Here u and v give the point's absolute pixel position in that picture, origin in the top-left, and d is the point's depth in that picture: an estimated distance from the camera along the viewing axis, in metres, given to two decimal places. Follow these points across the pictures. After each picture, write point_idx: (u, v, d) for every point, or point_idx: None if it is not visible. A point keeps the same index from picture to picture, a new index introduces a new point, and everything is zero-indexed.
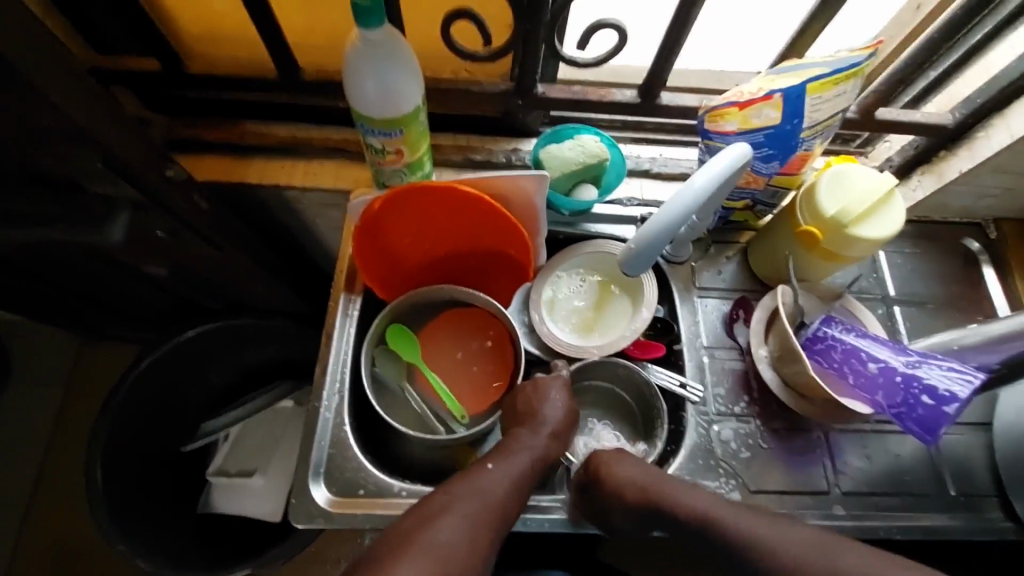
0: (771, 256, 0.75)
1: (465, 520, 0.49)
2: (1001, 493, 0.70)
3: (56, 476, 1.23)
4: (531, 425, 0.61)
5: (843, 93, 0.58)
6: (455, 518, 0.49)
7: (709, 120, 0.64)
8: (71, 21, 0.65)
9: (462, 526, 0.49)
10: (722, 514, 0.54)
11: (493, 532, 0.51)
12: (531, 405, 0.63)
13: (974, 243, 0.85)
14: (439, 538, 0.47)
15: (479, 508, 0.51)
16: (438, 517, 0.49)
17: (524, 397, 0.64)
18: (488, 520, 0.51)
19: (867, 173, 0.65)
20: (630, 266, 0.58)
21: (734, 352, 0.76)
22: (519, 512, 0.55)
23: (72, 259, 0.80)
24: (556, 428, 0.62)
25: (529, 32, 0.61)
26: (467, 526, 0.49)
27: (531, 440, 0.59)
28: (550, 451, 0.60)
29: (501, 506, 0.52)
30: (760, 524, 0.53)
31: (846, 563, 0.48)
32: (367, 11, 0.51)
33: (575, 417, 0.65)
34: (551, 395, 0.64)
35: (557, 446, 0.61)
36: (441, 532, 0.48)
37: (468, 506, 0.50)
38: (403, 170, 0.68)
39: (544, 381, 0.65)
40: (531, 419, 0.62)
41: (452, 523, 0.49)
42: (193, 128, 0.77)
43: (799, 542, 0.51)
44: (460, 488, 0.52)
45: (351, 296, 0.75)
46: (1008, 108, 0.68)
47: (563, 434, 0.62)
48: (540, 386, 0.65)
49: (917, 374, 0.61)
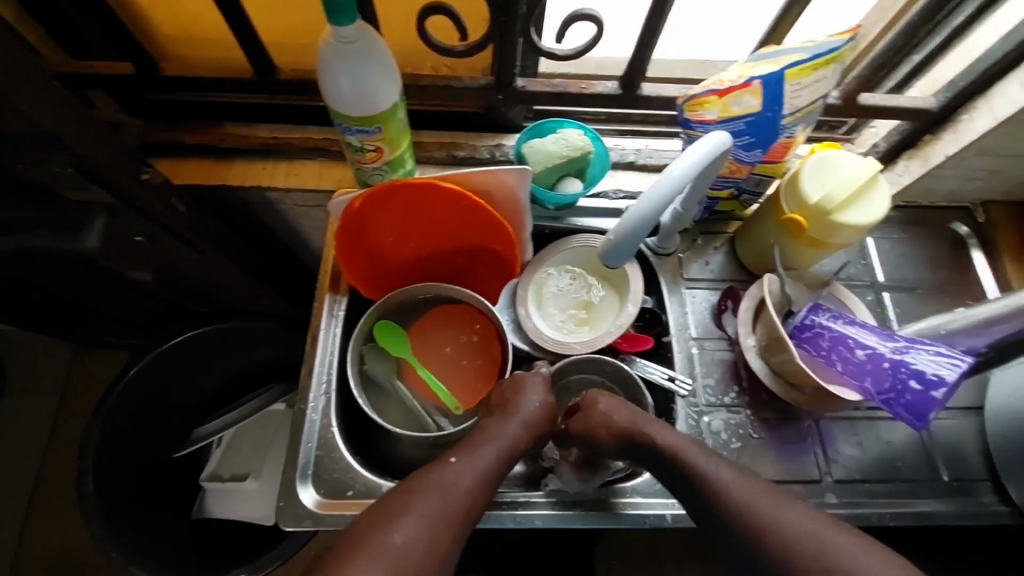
0: (757, 245, 0.74)
1: (423, 519, 0.49)
2: (994, 477, 0.70)
3: (52, 485, 1.23)
4: (503, 415, 0.60)
5: (822, 78, 0.58)
6: (413, 519, 0.48)
7: (688, 109, 0.63)
8: (45, 27, 0.65)
9: (419, 526, 0.48)
10: (689, 456, 0.55)
11: (455, 529, 0.50)
12: (508, 397, 0.63)
13: (963, 227, 0.84)
14: (393, 541, 0.47)
15: (440, 507, 0.50)
16: (396, 518, 0.49)
17: (502, 390, 0.64)
18: (450, 518, 0.50)
19: (851, 157, 0.65)
20: (612, 258, 0.57)
21: (723, 342, 0.75)
22: (488, 505, 0.54)
23: (56, 267, 0.79)
24: (531, 418, 0.60)
25: (505, 25, 0.60)
26: (426, 527, 0.48)
27: (500, 430, 0.58)
28: (520, 442, 0.59)
29: (465, 503, 0.51)
30: (729, 474, 0.54)
31: (784, 516, 0.50)
32: (339, 8, 0.51)
33: (553, 408, 0.64)
34: (528, 388, 0.63)
35: (529, 437, 0.59)
36: (397, 534, 0.47)
37: (430, 505, 0.50)
38: (384, 168, 0.67)
39: (523, 377, 0.65)
40: (505, 410, 0.61)
41: (410, 524, 0.48)
42: (173, 131, 0.76)
43: (756, 495, 0.52)
44: (420, 486, 0.51)
45: (336, 296, 0.75)
46: (991, 90, 0.68)
47: (540, 425, 0.61)
48: (519, 380, 0.64)
49: (906, 359, 0.60)
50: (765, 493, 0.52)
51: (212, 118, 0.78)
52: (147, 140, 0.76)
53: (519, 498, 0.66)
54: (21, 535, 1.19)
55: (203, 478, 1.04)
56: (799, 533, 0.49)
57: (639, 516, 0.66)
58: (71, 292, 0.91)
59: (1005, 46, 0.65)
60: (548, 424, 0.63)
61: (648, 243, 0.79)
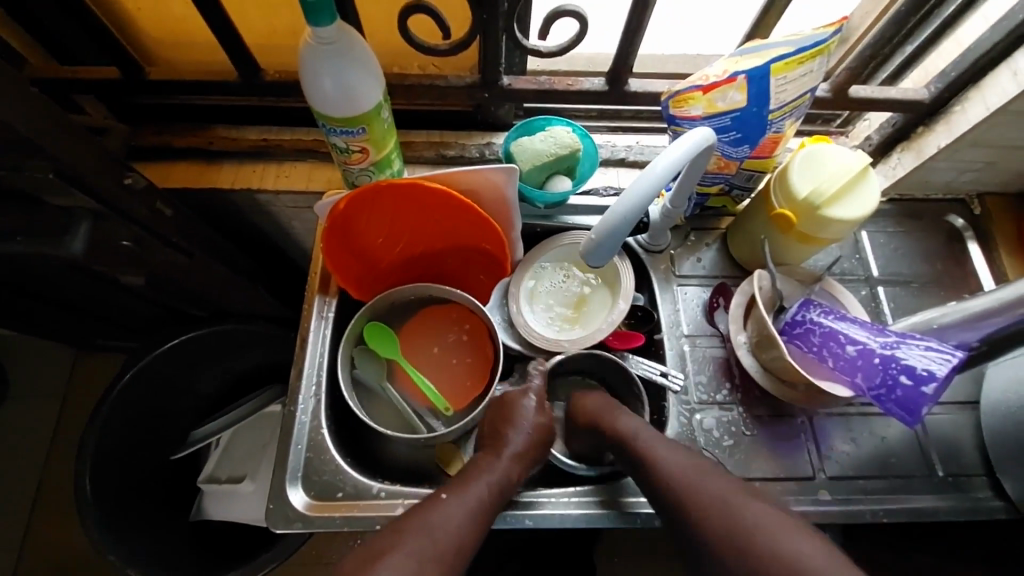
0: (748, 241, 0.73)
1: (415, 557, 0.48)
2: (989, 472, 0.69)
3: (54, 488, 1.24)
4: (494, 451, 0.61)
5: (809, 71, 0.57)
6: (403, 557, 0.48)
7: (674, 105, 0.63)
8: (31, 32, 0.65)
9: (409, 563, 0.48)
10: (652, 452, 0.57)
11: (450, 569, 0.50)
12: (501, 427, 0.64)
13: (958, 220, 0.83)
14: None
15: (430, 546, 0.50)
16: (384, 557, 0.48)
17: (492, 422, 0.65)
18: (442, 557, 0.49)
19: (839, 152, 0.64)
20: (595, 256, 0.57)
21: (716, 339, 0.75)
22: (482, 544, 0.54)
23: (49, 271, 0.80)
24: (523, 449, 0.62)
25: (488, 23, 0.60)
26: (417, 566, 0.48)
27: (490, 467, 0.59)
28: (512, 474, 0.60)
29: (457, 541, 0.51)
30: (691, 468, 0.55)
31: (736, 507, 0.50)
32: (316, 8, 0.50)
33: (546, 434, 0.65)
34: (520, 417, 0.64)
35: (521, 469, 0.61)
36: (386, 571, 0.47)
37: (422, 544, 0.50)
38: (370, 169, 0.67)
39: (513, 399, 0.66)
40: (495, 445, 0.62)
41: (399, 563, 0.47)
42: (162, 135, 0.76)
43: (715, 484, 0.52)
44: (410, 525, 0.51)
45: (325, 298, 0.75)
46: (984, 80, 0.67)
47: (532, 456, 0.63)
48: (511, 405, 0.66)
49: (896, 355, 0.59)
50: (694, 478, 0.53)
51: (201, 121, 0.78)
52: (136, 144, 0.76)
53: (518, 497, 0.65)
54: (24, 538, 1.20)
55: (201, 480, 1.04)
56: (728, 512, 0.49)
57: (629, 515, 0.65)
58: (67, 296, 0.92)
59: (996, 35, 0.64)
60: (540, 454, 0.64)
61: (638, 240, 0.78)
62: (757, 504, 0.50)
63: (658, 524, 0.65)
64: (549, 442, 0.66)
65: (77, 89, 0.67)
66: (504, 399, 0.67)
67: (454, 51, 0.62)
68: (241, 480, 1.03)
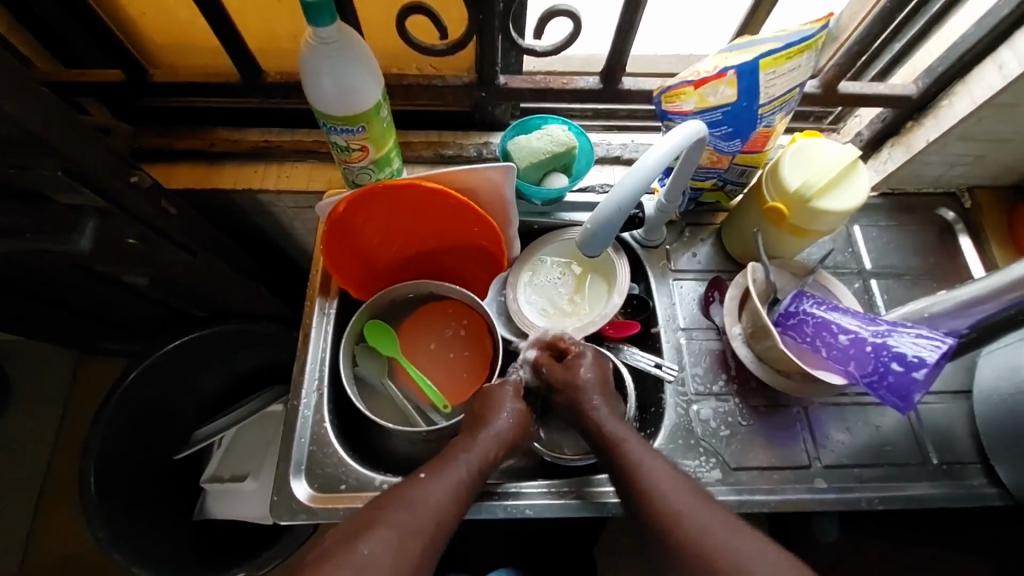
0: (742, 235, 0.75)
1: (395, 531, 0.51)
2: (983, 459, 0.70)
3: (56, 493, 1.24)
4: (474, 432, 0.62)
5: (798, 66, 0.58)
6: (383, 533, 0.50)
7: (666, 101, 0.65)
8: (37, 37, 0.67)
9: (389, 538, 0.50)
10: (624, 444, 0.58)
11: (428, 541, 0.52)
12: (484, 412, 0.64)
13: (949, 213, 0.85)
14: (362, 552, 0.49)
15: (411, 520, 0.52)
16: (365, 531, 0.50)
17: (475, 406, 0.66)
18: (419, 532, 0.52)
19: (829, 146, 0.66)
20: (590, 247, 0.58)
21: (712, 332, 0.76)
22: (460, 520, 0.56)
23: (53, 272, 0.81)
24: (504, 431, 0.63)
25: (484, 22, 0.61)
26: (396, 539, 0.50)
27: (469, 447, 0.60)
28: (490, 455, 0.61)
29: (435, 518, 0.53)
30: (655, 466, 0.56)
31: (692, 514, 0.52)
32: (316, 9, 0.52)
33: (526, 417, 0.66)
34: (499, 400, 0.65)
35: (498, 450, 0.61)
36: (365, 545, 0.49)
37: (403, 519, 0.52)
38: (370, 168, 0.68)
39: (495, 391, 0.66)
40: (475, 426, 0.63)
41: (380, 536, 0.50)
42: (164, 137, 0.78)
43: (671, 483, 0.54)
44: (391, 499, 0.53)
45: (327, 297, 0.76)
46: (970, 75, 0.68)
47: (511, 441, 0.63)
48: (491, 394, 0.66)
49: (887, 342, 0.61)
50: (654, 474, 0.55)
51: (203, 123, 0.79)
52: (140, 146, 0.78)
53: (501, 488, 0.67)
54: (26, 542, 1.20)
55: (204, 479, 1.04)
56: (678, 514, 0.52)
57: (599, 505, 0.66)
58: (70, 299, 0.93)
59: (981, 31, 0.65)
60: (521, 436, 0.65)
61: (634, 235, 0.80)
62: (705, 512, 0.52)
63: (615, 513, 0.66)
64: (527, 426, 0.66)
65: (83, 92, 0.69)
66: (485, 390, 0.67)
67: (450, 52, 0.64)
68: (245, 478, 1.04)
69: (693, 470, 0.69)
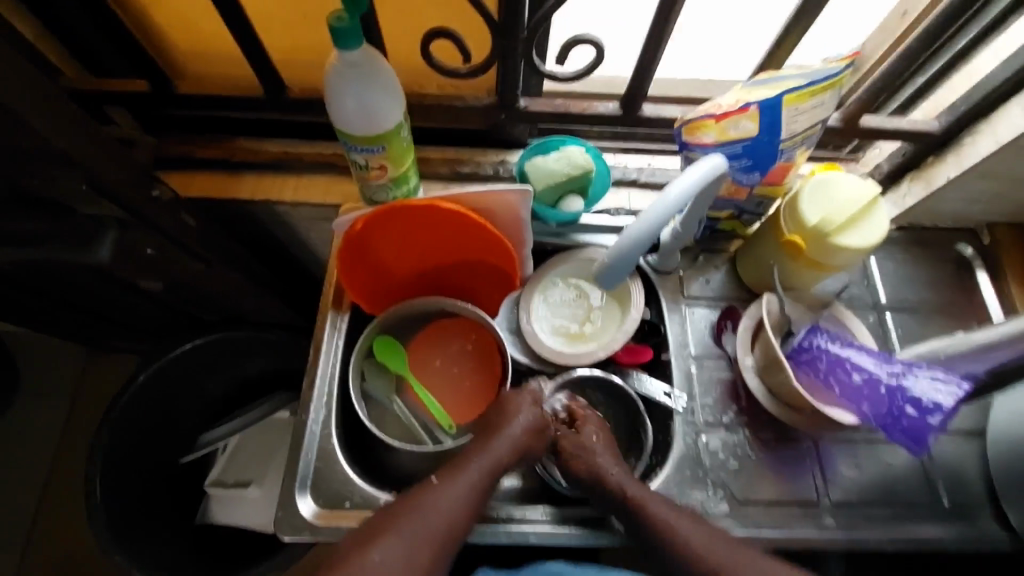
0: (758, 266, 0.74)
1: (406, 540, 0.52)
2: (995, 503, 0.70)
3: (60, 488, 1.25)
4: (488, 435, 0.63)
5: (821, 104, 0.58)
6: (394, 541, 0.52)
7: (687, 132, 0.64)
8: (66, 47, 0.68)
9: (400, 547, 0.52)
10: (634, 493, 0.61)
11: (438, 549, 0.54)
12: (499, 418, 0.64)
13: (968, 248, 0.84)
14: (372, 559, 0.51)
15: (421, 531, 0.53)
16: (377, 538, 0.52)
17: (490, 412, 0.66)
18: (431, 539, 0.53)
19: (851, 180, 0.65)
20: (606, 279, 0.58)
21: (722, 361, 0.75)
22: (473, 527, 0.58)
23: (68, 276, 0.82)
24: (527, 437, 0.64)
25: (508, 48, 0.62)
26: (407, 546, 0.52)
27: (482, 451, 0.61)
28: (504, 458, 0.61)
29: (445, 525, 0.55)
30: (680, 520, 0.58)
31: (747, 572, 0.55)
32: (345, 33, 0.52)
33: (544, 423, 0.65)
34: (518, 407, 0.65)
35: (514, 454, 0.62)
36: (377, 553, 0.51)
37: (415, 529, 0.53)
38: (388, 186, 0.69)
39: (514, 400, 0.66)
40: (489, 429, 0.63)
41: (389, 544, 0.52)
42: (184, 146, 0.79)
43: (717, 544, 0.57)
44: (403, 508, 0.55)
45: (339, 312, 0.76)
46: (994, 114, 0.68)
47: (528, 447, 0.64)
48: (508, 399, 0.66)
49: (903, 385, 0.60)
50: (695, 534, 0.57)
51: (223, 133, 0.80)
52: (161, 154, 0.78)
53: (516, 513, 0.66)
54: (30, 535, 1.21)
55: (207, 484, 1.05)
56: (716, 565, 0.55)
57: None
58: (85, 300, 0.94)
59: (1008, 70, 0.65)
60: (540, 442, 0.65)
61: (648, 260, 0.79)
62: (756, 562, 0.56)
63: None
64: (545, 431, 0.66)
65: (108, 102, 0.70)
66: (502, 395, 0.67)
67: (474, 75, 0.64)
68: (247, 485, 1.04)
69: (700, 501, 0.68)
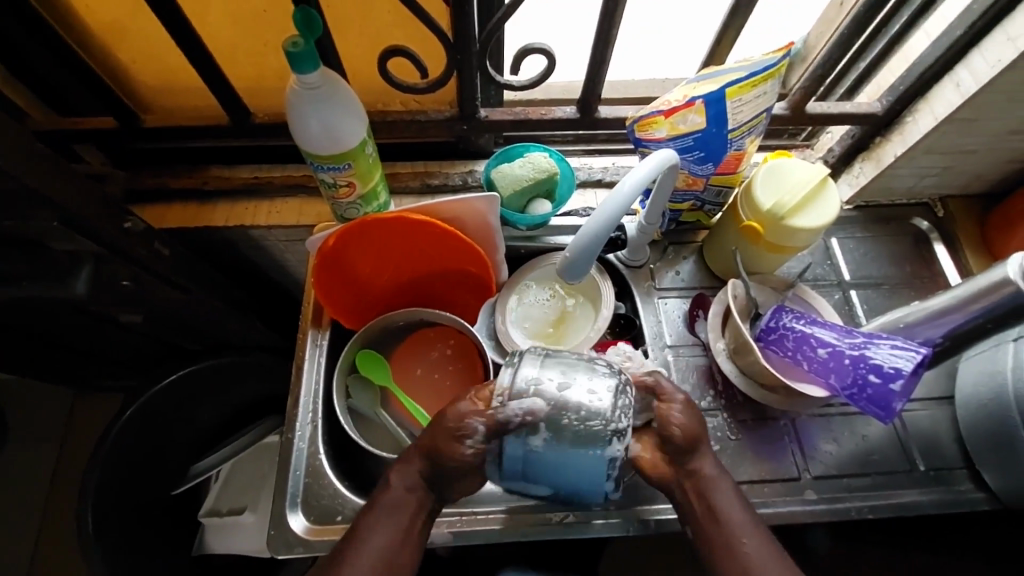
0: (723, 253, 0.77)
1: None
2: (968, 464, 0.72)
3: (52, 533, 1.23)
4: (394, 479, 0.55)
5: (764, 92, 0.61)
6: None
7: (640, 129, 0.67)
8: (32, 89, 0.69)
9: None
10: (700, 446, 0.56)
11: None
12: (445, 418, 0.55)
13: (924, 222, 0.87)
14: None
15: None
16: None
17: (431, 437, 0.55)
18: None
19: (801, 164, 0.68)
20: (571, 273, 0.59)
21: (698, 348, 0.77)
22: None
23: (48, 315, 0.82)
24: (441, 460, 0.54)
25: (462, 61, 0.64)
26: None
27: (386, 505, 0.54)
28: (413, 503, 0.54)
29: None
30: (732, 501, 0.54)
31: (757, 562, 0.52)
32: (300, 57, 0.54)
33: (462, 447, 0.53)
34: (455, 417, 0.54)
35: (422, 495, 0.55)
36: None
37: None
38: (358, 203, 0.70)
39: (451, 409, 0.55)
40: (399, 469, 0.56)
41: None
42: (156, 178, 0.80)
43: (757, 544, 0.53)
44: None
45: (319, 330, 0.78)
46: (930, 92, 0.71)
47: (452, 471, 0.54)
48: (441, 421, 0.54)
49: (865, 354, 0.62)
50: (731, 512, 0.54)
51: (195, 163, 0.82)
52: (134, 187, 0.80)
53: (508, 512, 0.68)
54: None
55: (202, 513, 1.04)
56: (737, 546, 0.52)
57: (622, 524, 0.67)
58: (65, 339, 0.94)
59: (938, 50, 0.68)
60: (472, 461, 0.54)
61: (618, 256, 0.81)
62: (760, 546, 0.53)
63: (652, 530, 0.67)
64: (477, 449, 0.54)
65: (76, 140, 0.71)
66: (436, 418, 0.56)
67: (432, 89, 0.66)
68: (242, 511, 1.03)
69: None
